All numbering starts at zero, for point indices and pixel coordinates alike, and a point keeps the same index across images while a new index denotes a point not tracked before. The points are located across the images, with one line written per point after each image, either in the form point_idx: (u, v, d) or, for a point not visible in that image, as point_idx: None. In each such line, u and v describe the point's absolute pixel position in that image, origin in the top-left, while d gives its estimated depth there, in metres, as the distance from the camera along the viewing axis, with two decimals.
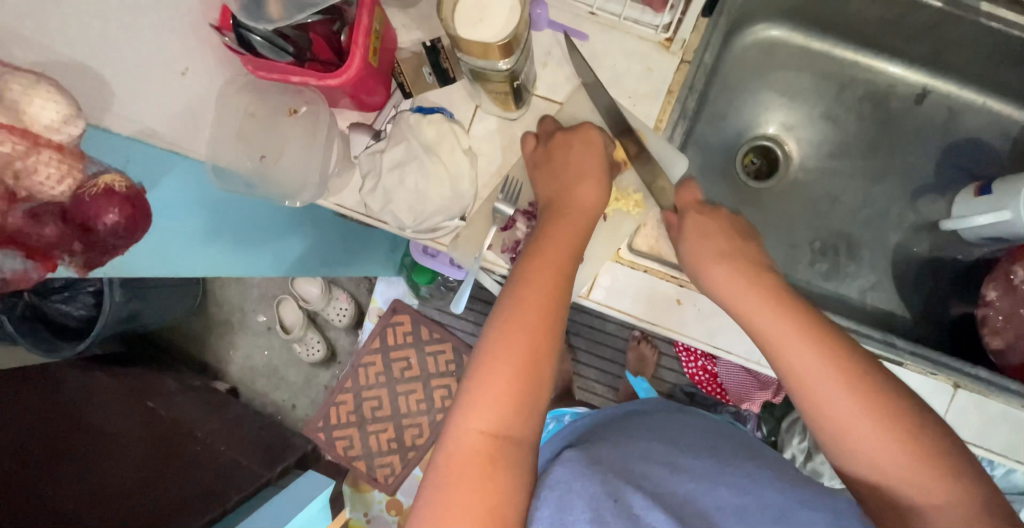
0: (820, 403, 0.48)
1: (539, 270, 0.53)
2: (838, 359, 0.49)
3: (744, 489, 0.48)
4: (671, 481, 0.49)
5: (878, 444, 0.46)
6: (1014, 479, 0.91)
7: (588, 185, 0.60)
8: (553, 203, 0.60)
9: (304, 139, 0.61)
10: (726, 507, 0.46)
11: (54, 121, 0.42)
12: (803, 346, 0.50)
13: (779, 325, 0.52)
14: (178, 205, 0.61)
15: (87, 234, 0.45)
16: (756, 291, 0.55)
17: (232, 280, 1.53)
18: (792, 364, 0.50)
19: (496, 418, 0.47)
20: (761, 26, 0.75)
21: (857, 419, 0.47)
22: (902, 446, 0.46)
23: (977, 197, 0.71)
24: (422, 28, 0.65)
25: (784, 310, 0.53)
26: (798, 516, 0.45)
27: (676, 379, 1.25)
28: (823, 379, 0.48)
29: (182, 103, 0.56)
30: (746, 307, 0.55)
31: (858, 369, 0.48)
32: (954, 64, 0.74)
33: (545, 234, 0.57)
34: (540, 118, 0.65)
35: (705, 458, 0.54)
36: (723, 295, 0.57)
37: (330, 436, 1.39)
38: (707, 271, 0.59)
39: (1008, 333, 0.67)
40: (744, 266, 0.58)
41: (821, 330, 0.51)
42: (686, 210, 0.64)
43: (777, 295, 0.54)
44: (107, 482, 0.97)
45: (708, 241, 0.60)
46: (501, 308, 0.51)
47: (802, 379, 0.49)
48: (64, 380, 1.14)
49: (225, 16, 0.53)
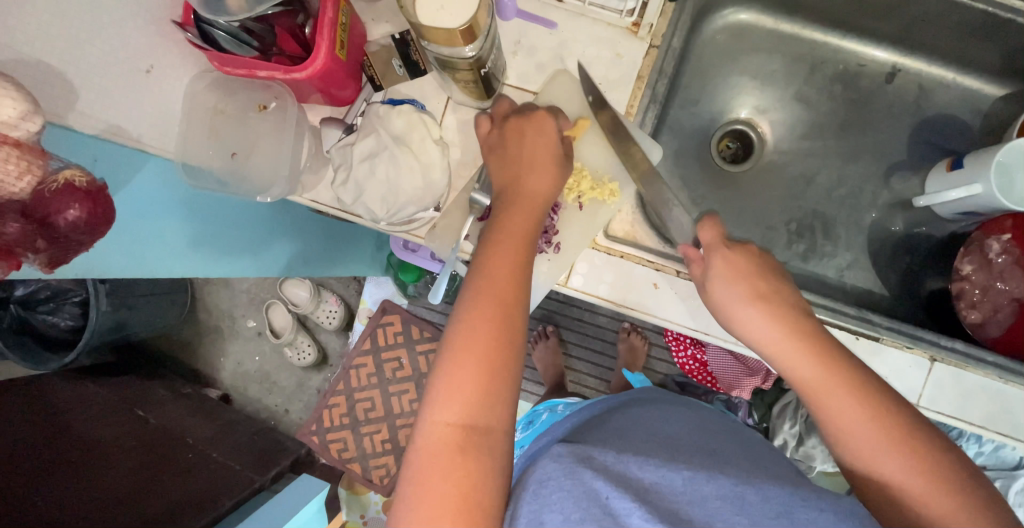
0: (859, 452, 0.47)
1: (497, 259, 0.53)
2: (875, 408, 0.47)
3: (743, 481, 0.44)
4: (664, 470, 0.45)
5: (909, 481, 0.44)
6: (1003, 455, 0.92)
7: (540, 176, 0.58)
8: (507, 188, 0.58)
9: (273, 136, 0.61)
10: (723, 498, 0.42)
11: (11, 117, 0.42)
12: (841, 395, 0.48)
13: (814, 373, 0.50)
14: (142, 207, 0.60)
15: (48, 229, 0.45)
16: (793, 337, 0.52)
17: (220, 285, 1.52)
18: (829, 413, 0.49)
19: (462, 409, 0.46)
20: (729, 10, 0.76)
21: (882, 463, 0.45)
22: (912, 467, 0.44)
23: (950, 171, 0.72)
24: (392, 21, 0.65)
25: (814, 352, 0.51)
26: (804, 513, 0.41)
27: (667, 369, 1.26)
28: (859, 424, 0.47)
29: (150, 102, 0.56)
30: (783, 352, 0.52)
31: (864, 381, 0.49)
32: (921, 41, 0.75)
33: (499, 221, 0.56)
34: (497, 98, 0.64)
35: (695, 452, 0.51)
36: (754, 338, 0.55)
37: (324, 439, 1.38)
38: (738, 314, 0.56)
39: (985, 307, 0.69)
40: (778, 305, 0.54)
41: (856, 378, 0.49)
42: (713, 248, 0.58)
43: (810, 335, 0.52)
44: (106, 488, 0.96)
45: (732, 283, 0.56)
46: (461, 301, 0.51)
47: (832, 422, 0.48)
48: (54, 389, 1.14)
49: (186, 10, 0.52)
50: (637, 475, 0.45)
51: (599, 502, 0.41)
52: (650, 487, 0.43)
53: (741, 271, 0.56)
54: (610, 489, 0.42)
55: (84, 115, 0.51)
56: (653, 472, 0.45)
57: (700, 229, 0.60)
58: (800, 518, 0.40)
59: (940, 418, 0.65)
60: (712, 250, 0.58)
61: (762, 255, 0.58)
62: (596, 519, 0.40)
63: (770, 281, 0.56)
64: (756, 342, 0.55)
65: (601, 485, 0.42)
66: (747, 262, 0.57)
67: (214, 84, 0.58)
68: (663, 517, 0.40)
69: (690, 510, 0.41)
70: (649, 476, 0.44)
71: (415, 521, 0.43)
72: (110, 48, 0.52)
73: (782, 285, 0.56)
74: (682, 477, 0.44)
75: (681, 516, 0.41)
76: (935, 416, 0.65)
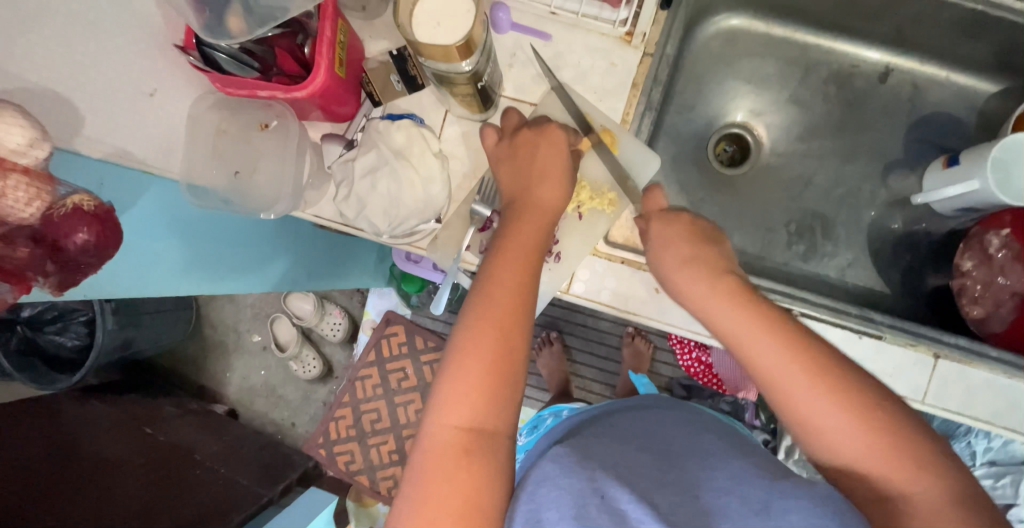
0: (818, 427, 0.45)
1: (505, 266, 0.53)
2: (825, 374, 0.46)
3: (725, 490, 0.43)
4: (660, 477, 0.45)
5: (871, 457, 0.43)
6: (1012, 450, 0.91)
7: (550, 186, 0.59)
8: (516, 201, 0.59)
9: (276, 154, 0.62)
10: (707, 510, 0.41)
11: (21, 144, 0.43)
12: (784, 359, 0.47)
13: (758, 338, 0.49)
14: (148, 228, 0.61)
15: (57, 253, 0.46)
16: (727, 299, 0.52)
17: (224, 301, 1.53)
18: (782, 391, 0.47)
19: (469, 413, 0.47)
20: (721, 15, 0.78)
21: (841, 438, 0.44)
22: (873, 443, 0.43)
23: (946, 169, 0.72)
24: (389, 37, 0.67)
25: (757, 318, 0.50)
26: (782, 502, 0.41)
27: (672, 372, 1.25)
28: (814, 399, 0.45)
29: (153, 124, 0.57)
30: (714, 314, 0.53)
31: (816, 351, 0.47)
32: (914, 40, 0.76)
33: (510, 230, 0.56)
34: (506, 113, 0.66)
35: (689, 453, 0.50)
36: (699, 311, 0.55)
37: (330, 452, 1.38)
38: (674, 282, 0.57)
39: (987, 302, 0.69)
40: (707, 272, 0.55)
41: (808, 350, 0.47)
42: (651, 217, 0.62)
43: (760, 309, 0.51)
44: (116, 503, 0.96)
45: (670, 251, 0.58)
46: (469, 307, 0.51)
47: (786, 399, 0.47)
48: (63, 409, 1.14)
49: (188, 34, 0.54)
50: (632, 476, 0.45)
51: (598, 500, 0.41)
52: (647, 487, 0.44)
53: (679, 241, 0.58)
54: (612, 488, 0.43)
55: (90, 140, 0.52)
56: (648, 479, 0.45)
57: (646, 199, 0.63)
58: (779, 512, 0.40)
59: (946, 414, 0.65)
60: (652, 218, 0.61)
61: (694, 223, 0.60)
62: (594, 515, 0.40)
63: (699, 251, 0.57)
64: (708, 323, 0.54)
65: (604, 484, 0.43)
66: (685, 237, 0.58)
67: (218, 104, 0.59)
68: (660, 516, 0.40)
69: (683, 512, 0.41)
70: (644, 482, 0.44)
71: (416, 521, 0.43)
72: (113, 72, 0.53)
73: (712, 250, 0.57)
74: (668, 497, 0.42)
75: (678, 518, 0.40)
76: (940, 413, 0.66)
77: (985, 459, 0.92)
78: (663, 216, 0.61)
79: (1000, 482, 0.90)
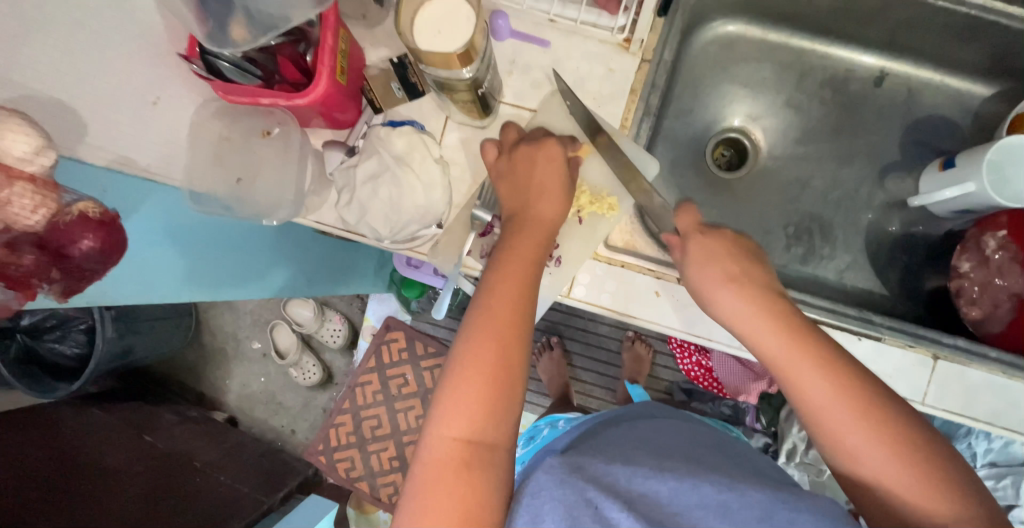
0: (846, 446, 0.46)
1: (504, 279, 0.53)
2: (853, 391, 0.47)
3: (729, 487, 0.44)
4: (652, 480, 0.45)
5: (890, 474, 0.44)
6: (1013, 451, 0.91)
7: (548, 202, 0.59)
8: (514, 216, 0.59)
9: (278, 160, 0.62)
10: (707, 508, 0.42)
11: (26, 153, 0.43)
12: (812, 372, 0.49)
13: (787, 351, 0.51)
14: (149, 233, 0.61)
15: (62, 260, 0.47)
16: (763, 315, 0.53)
17: (223, 307, 1.53)
18: (811, 404, 0.48)
19: (469, 426, 0.47)
20: (717, 22, 0.79)
21: (865, 455, 0.46)
22: (895, 459, 0.44)
23: (942, 171, 0.73)
24: (389, 45, 0.67)
25: (791, 334, 0.51)
26: (784, 514, 0.41)
27: (671, 376, 1.25)
28: (840, 413, 0.47)
29: (155, 131, 0.57)
30: (750, 329, 0.54)
31: (846, 369, 0.48)
32: (908, 45, 0.77)
33: (507, 244, 0.57)
34: (506, 122, 0.67)
35: (689, 463, 0.50)
36: (734, 320, 0.55)
37: (331, 459, 1.37)
38: (716, 296, 0.56)
39: (985, 303, 0.69)
40: (754, 287, 0.55)
41: (840, 366, 0.49)
42: (688, 233, 0.61)
43: (796, 324, 0.52)
44: (113, 511, 0.95)
45: (714, 264, 0.57)
46: (468, 321, 0.52)
47: (815, 416, 0.48)
48: (63, 419, 1.13)
49: (191, 43, 0.54)
50: (625, 484, 0.45)
51: (591, 511, 0.41)
52: (637, 497, 0.43)
53: (719, 255, 0.58)
54: (603, 498, 0.42)
55: (93, 147, 0.54)
56: (641, 483, 0.45)
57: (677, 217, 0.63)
58: (780, 520, 0.41)
59: (949, 415, 0.66)
60: (689, 235, 0.61)
61: (736, 238, 0.59)
62: None
63: (747, 267, 0.57)
64: (744, 335, 0.54)
65: (594, 494, 0.43)
66: (720, 252, 0.58)
67: (219, 112, 0.59)
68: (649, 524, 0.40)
69: (677, 516, 0.41)
70: (637, 487, 0.45)
71: None
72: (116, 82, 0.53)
73: (755, 266, 0.57)
74: (668, 487, 0.44)
75: (666, 522, 0.41)
76: (941, 413, 0.66)
77: (986, 460, 0.92)
78: (704, 232, 0.60)
79: (1000, 483, 0.90)
